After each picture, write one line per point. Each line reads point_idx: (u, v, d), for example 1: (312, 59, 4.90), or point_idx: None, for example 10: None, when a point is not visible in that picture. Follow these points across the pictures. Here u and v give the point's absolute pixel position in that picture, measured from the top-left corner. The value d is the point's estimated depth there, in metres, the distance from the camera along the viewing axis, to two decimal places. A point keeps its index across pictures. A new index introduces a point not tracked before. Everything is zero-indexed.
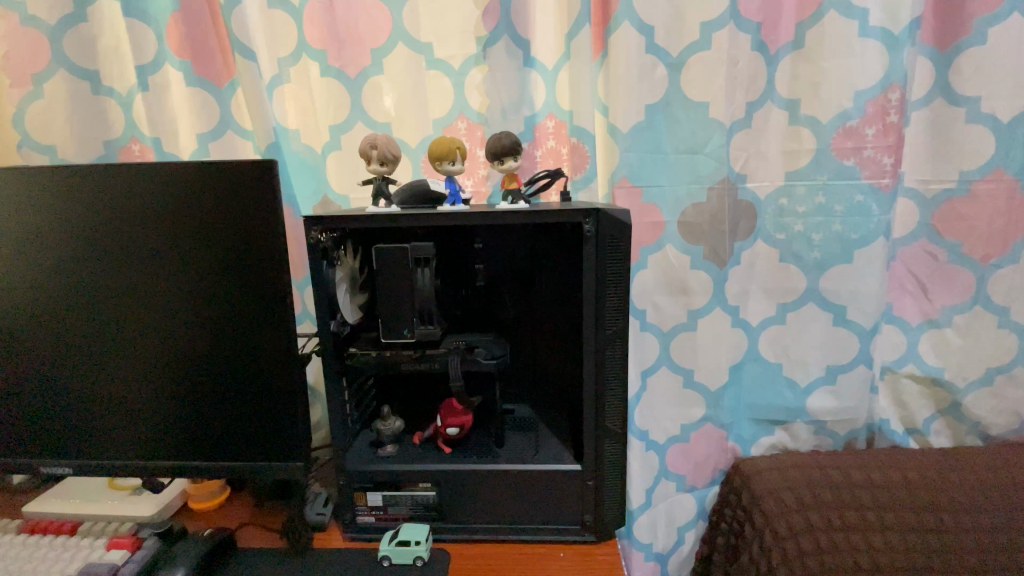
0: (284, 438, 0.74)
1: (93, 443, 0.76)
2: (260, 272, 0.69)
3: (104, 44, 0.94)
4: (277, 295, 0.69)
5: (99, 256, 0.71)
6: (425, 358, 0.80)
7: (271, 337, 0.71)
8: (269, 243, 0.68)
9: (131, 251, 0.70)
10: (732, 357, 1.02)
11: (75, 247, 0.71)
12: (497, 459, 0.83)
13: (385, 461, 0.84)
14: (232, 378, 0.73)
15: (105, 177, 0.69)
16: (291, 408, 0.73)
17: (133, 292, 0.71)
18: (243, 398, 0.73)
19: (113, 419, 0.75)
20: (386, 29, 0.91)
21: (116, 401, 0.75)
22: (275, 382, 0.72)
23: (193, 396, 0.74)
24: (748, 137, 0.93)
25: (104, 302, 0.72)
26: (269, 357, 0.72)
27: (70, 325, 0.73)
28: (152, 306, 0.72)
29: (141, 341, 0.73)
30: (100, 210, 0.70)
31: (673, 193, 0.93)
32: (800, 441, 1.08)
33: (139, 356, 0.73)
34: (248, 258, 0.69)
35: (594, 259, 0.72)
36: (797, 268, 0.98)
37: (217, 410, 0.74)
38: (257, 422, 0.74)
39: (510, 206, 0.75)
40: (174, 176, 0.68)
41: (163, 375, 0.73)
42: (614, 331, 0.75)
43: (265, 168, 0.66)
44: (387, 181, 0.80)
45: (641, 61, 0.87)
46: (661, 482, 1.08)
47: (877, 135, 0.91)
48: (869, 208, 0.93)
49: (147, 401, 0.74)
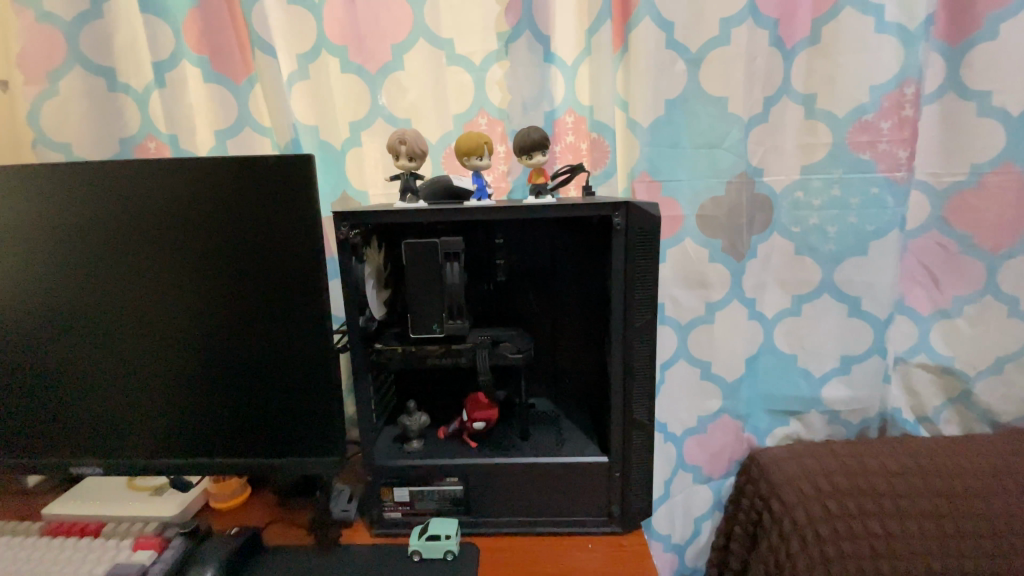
0: (318, 433, 0.74)
1: (121, 442, 0.76)
2: (293, 266, 0.69)
3: (120, 40, 0.94)
4: (310, 289, 0.69)
5: (125, 252, 0.70)
6: (451, 353, 0.81)
7: (302, 332, 0.71)
8: (302, 235, 0.68)
9: (156, 246, 0.70)
10: (749, 350, 1.04)
11: (98, 244, 0.70)
12: (524, 452, 0.84)
13: (413, 456, 0.84)
14: (265, 373, 0.73)
15: (128, 174, 0.69)
16: (321, 403, 0.73)
17: (158, 288, 0.71)
18: (277, 392, 0.73)
19: (141, 416, 0.75)
20: (406, 25, 0.91)
21: (143, 398, 0.74)
22: (303, 377, 0.72)
23: (223, 390, 0.73)
24: (765, 131, 0.94)
25: (129, 298, 0.72)
26: (298, 351, 0.72)
27: (96, 324, 0.73)
28: (178, 301, 0.71)
29: (167, 334, 0.72)
30: (124, 206, 0.69)
31: (691, 187, 0.94)
32: (814, 431, 1.10)
33: (166, 351, 0.73)
34: (277, 250, 0.69)
35: (623, 253, 0.73)
36: (813, 260, 0.99)
37: (248, 404, 0.74)
38: (290, 417, 0.74)
39: (537, 201, 0.75)
40: (200, 172, 0.68)
41: (191, 369, 0.73)
42: (643, 324, 0.75)
43: (298, 163, 0.66)
44: (416, 177, 0.77)
45: (661, 57, 0.88)
46: (679, 473, 1.10)
47: (893, 128, 0.92)
48: (884, 201, 0.95)
49: (174, 397, 0.74)
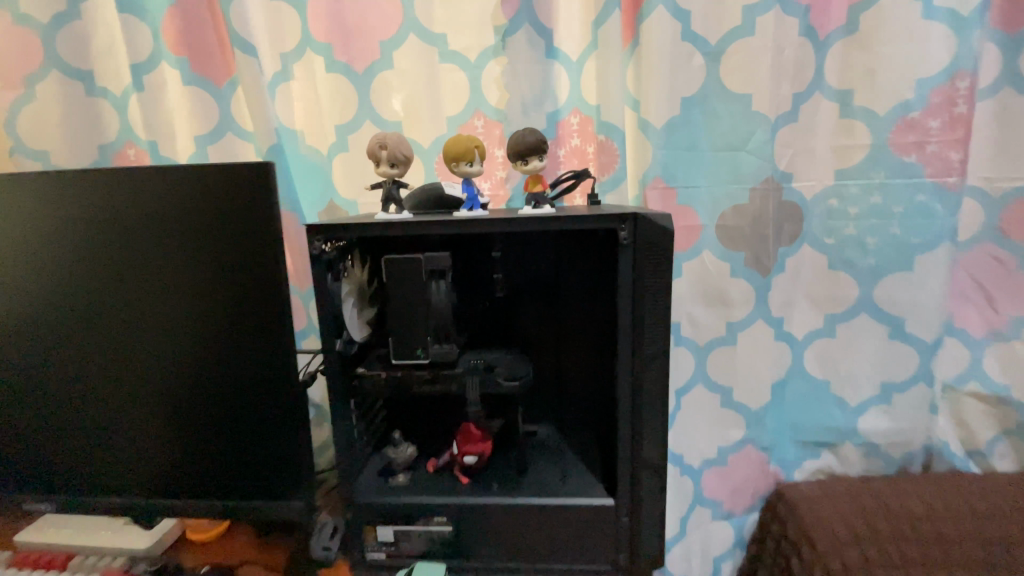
0: (287, 475, 0.66)
1: (100, 479, 0.68)
2: (256, 289, 0.61)
3: (98, 41, 0.88)
4: (275, 314, 0.61)
5: (103, 271, 0.63)
6: (441, 379, 0.71)
7: (266, 363, 0.63)
8: (266, 255, 0.60)
9: (129, 262, 0.62)
10: (775, 374, 0.93)
11: (72, 262, 0.63)
12: (521, 491, 0.75)
13: (398, 492, 0.76)
14: (228, 408, 0.65)
15: (104, 183, 0.61)
16: (289, 442, 0.65)
17: (140, 311, 0.63)
18: (241, 429, 0.65)
19: (121, 451, 0.67)
20: (396, 20, 0.84)
21: (122, 432, 0.66)
22: (268, 413, 0.64)
23: (209, 424, 0.65)
24: (795, 132, 0.84)
25: (107, 322, 0.64)
26: (262, 384, 0.63)
27: (71, 351, 0.65)
28: (162, 326, 0.63)
29: (149, 362, 0.64)
30: (99, 220, 0.62)
31: (710, 195, 0.84)
32: (850, 465, 0.99)
33: (147, 380, 0.65)
34: (249, 268, 0.60)
35: (631, 270, 0.64)
36: (849, 275, 0.88)
37: (238, 440, 0.65)
38: (256, 457, 0.66)
39: (534, 210, 0.67)
40: (155, 182, 0.60)
41: (174, 400, 0.65)
42: (654, 351, 0.66)
43: (260, 173, 0.58)
44: (399, 186, 0.70)
45: (676, 50, 0.79)
46: (696, 509, 1.00)
47: (943, 127, 0.82)
48: (932, 209, 0.84)
49: (157, 432, 0.66)
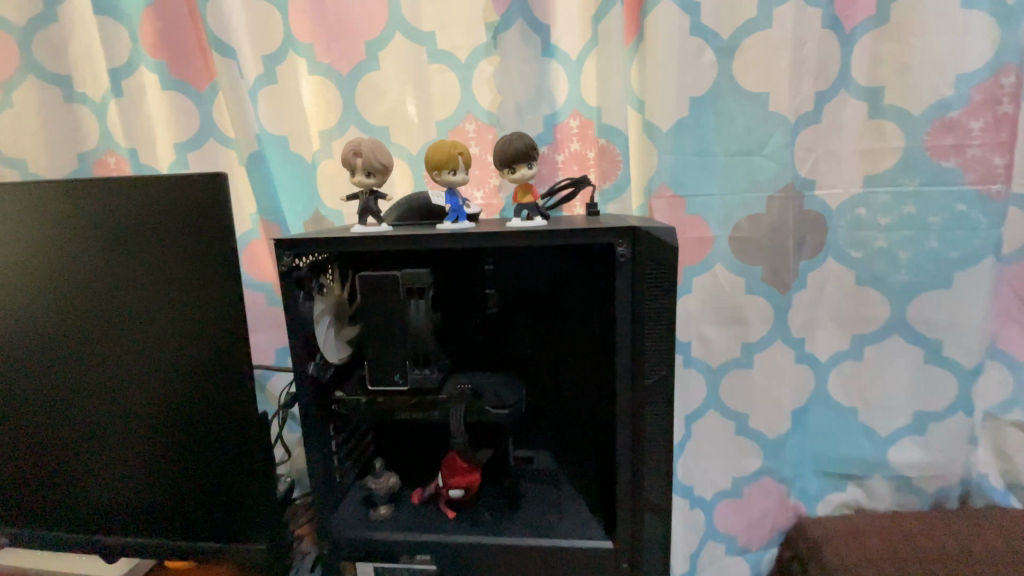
0: (248, 514, 0.60)
1: (69, 515, 0.63)
2: (214, 312, 0.56)
3: (76, 45, 0.84)
4: (232, 340, 0.56)
5: (58, 291, 0.58)
6: (423, 406, 0.66)
7: (223, 393, 0.58)
8: (223, 276, 0.55)
9: (78, 279, 0.57)
10: (796, 399, 0.85)
11: (48, 280, 0.58)
12: (511, 530, 0.68)
13: (377, 527, 0.69)
14: (183, 441, 0.59)
15: (81, 195, 0.56)
16: (250, 478, 0.60)
17: (99, 333, 0.58)
18: (198, 463, 0.60)
19: (79, 485, 0.61)
20: (382, 19, 0.79)
21: (103, 466, 0.61)
22: (227, 447, 0.59)
23: (197, 456, 0.59)
24: (818, 134, 0.76)
25: (86, 345, 0.58)
26: (220, 415, 0.58)
27: (46, 378, 0.59)
28: (121, 350, 0.58)
29: (108, 389, 0.59)
30: (76, 235, 0.56)
31: (723, 203, 0.77)
32: (878, 500, 0.90)
33: (130, 409, 0.59)
34: (206, 291, 0.55)
35: (629, 289, 0.57)
36: (879, 292, 0.80)
37: (214, 475, 0.60)
38: (213, 494, 0.60)
39: (523, 223, 0.61)
40: (108, 196, 0.55)
41: (158, 431, 0.59)
42: (656, 380, 0.59)
43: (217, 188, 0.53)
44: (378, 196, 0.64)
45: (684, 45, 0.72)
46: (708, 543, 0.92)
47: (986, 128, 0.73)
48: (973, 220, 0.75)
49: (140, 465, 0.60)
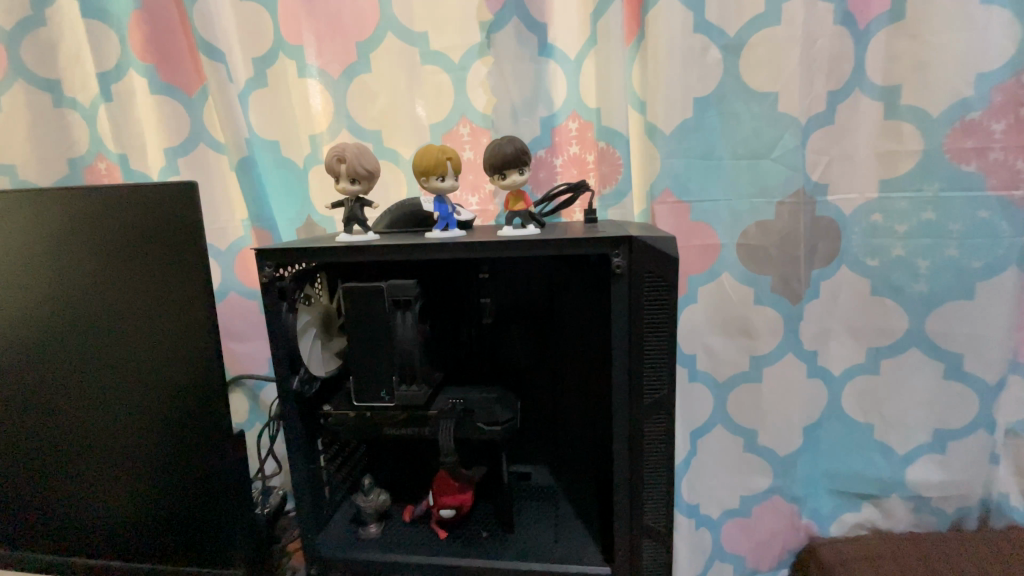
0: (216, 532, 0.58)
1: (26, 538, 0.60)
2: (180, 323, 0.55)
3: (66, 49, 0.83)
4: (197, 352, 0.55)
5: (14, 303, 0.56)
6: (412, 421, 0.63)
7: (189, 407, 0.56)
8: (188, 286, 0.54)
9: (33, 291, 0.55)
10: (807, 415, 0.81)
11: (22, 297, 0.55)
12: (506, 552, 0.64)
13: (367, 547, 0.66)
14: (148, 457, 0.58)
15: (38, 205, 0.54)
16: (216, 495, 0.58)
17: (57, 346, 0.56)
18: (163, 479, 0.58)
19: (38, 505, 0.59)
20: (373, 19, 0.76)
21: (90, 488, 0.58)
22: (193, 462, 0.57)
23: (190, 473, 0.58)
24: (830, 136, 0.71)
25: (70, 363, 0.56)
26: (185, 430, 0.57)
27: (12, 396, 0.57)
28: (81, 363, 0.56)
29: (68, 405, 0.57)
30: (58, 250, 0.54)
31: (729, 209, 0.73)
32: (895, 520, 0.85)
33: (117, 427, 0.57)
34: (171, 302, 0.54)
35: (626, 301, 0.53)
36: (895, 303, 0.75)
37: (180, 491, 0.58)
38: (180, 511, 0.58)
39: (516, 232, 0.58)
40: (65, 206, 0.54)
41: (148, 449, 0.57)
42: (656, 398, 0.55)
43: (181, 196, 0.52)
44: (364, 204, 0.61)
45: (688, 43, 0.68)
46: (716, 564, 0.88)
47: (1008, 131, 0.68)
48: (996, 227, 0.70)
49: (129, 486, 0.58)
